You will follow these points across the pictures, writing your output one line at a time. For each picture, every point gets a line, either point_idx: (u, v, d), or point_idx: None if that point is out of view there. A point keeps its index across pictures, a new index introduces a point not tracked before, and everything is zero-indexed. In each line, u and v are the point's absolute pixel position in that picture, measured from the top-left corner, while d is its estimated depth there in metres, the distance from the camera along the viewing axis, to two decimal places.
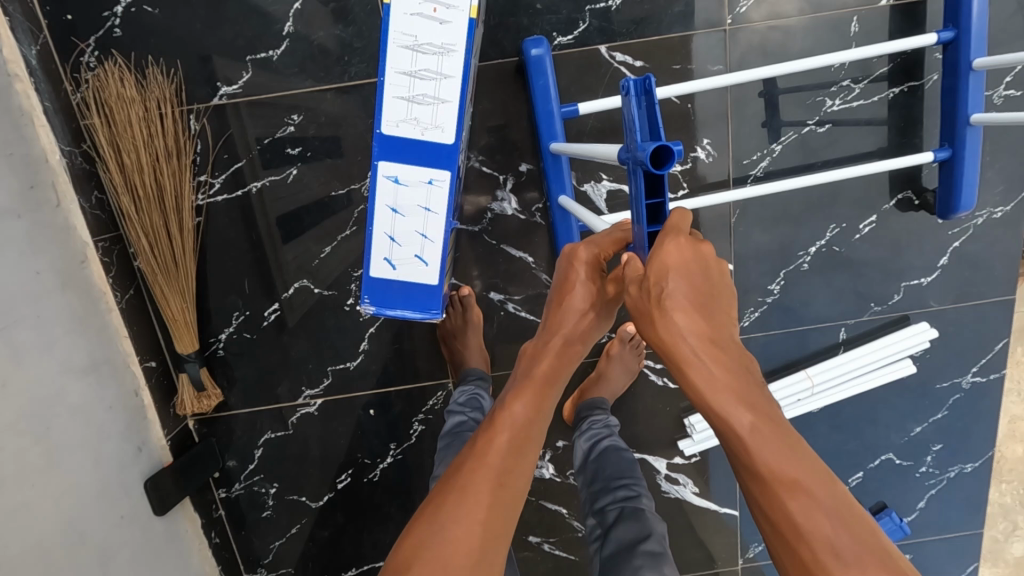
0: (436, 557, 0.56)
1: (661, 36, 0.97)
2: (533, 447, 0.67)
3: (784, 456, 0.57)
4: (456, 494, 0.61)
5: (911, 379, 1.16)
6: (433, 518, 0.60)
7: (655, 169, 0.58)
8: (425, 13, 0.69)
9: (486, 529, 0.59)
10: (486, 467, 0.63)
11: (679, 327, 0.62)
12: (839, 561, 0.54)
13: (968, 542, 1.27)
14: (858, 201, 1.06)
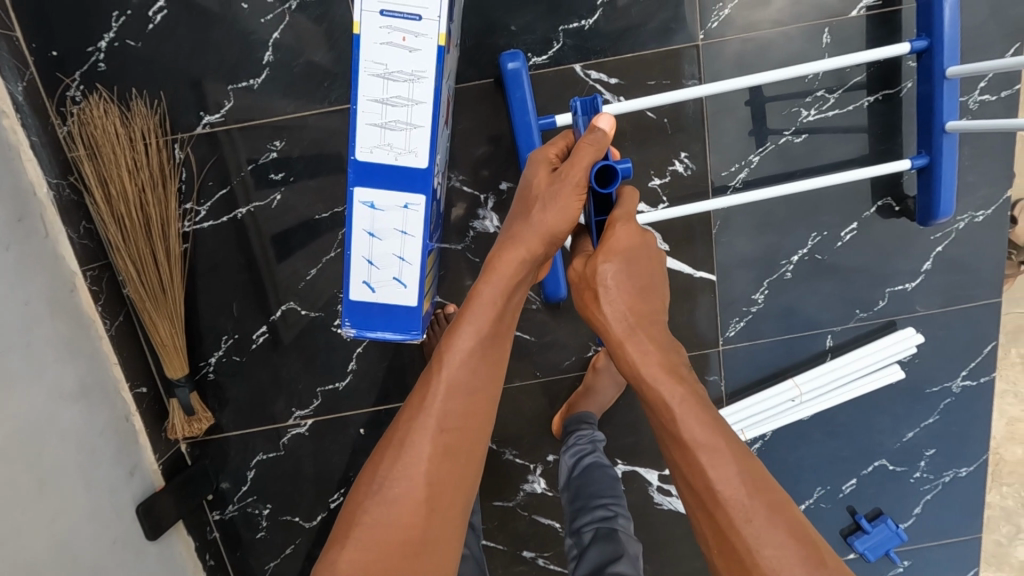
0: (377, 518, 0.54)
1: (636, 52, 0.97)
2: (480, 385, 0.60)
3: (708, 426, 0.58)
4: (396, 448, 0.57)
5: (902, 384, 1.16)
6: (374, 480, 0.56)
7: (601, 186, 0.67)
8: (395, 42, 0.71)
9: (429, 485, 0.56)
10: (429, 421, 0.57)
11: (609, 297, 0.65)
12: (750, 527, 0.54)
13: (967, 546, 1.26)
14: (839, 208, 1.06)
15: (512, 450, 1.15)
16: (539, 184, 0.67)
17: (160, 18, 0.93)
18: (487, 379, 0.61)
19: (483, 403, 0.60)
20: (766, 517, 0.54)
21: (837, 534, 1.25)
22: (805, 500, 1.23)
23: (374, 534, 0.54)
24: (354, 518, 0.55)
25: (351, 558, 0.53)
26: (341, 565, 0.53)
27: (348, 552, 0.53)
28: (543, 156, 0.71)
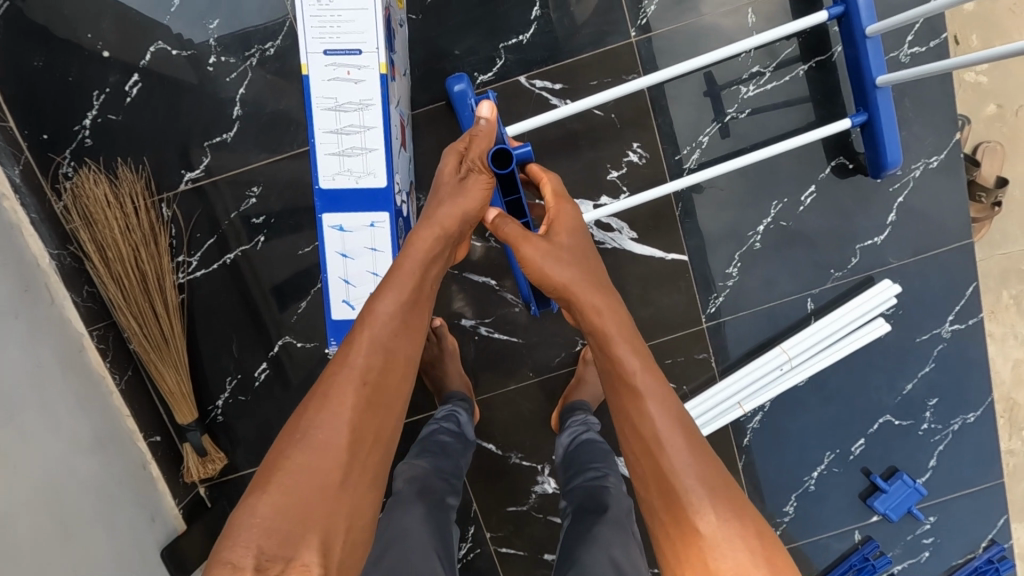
0: (300, 462, 0.57)
1: (574, 58, 1.04)
2: (404, 341, 0.66)
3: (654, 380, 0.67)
4: (318, 403, 0.60)
5: (892, 337, 1.17)
6: (298, 430, 0.59)
7: (498, 169, 0.79)
8: (342, 76, 0.78)
9: (352, 431, 0.59)
10: (352, 373, 0.61)
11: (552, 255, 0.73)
12: (681, 465, 0.62)
13: (990, 494, 1.25)
14: (795, 174, 1.10)
15: (518, 453, 1.17)
16: (448, 177, 0.78)
17: (136, 90, 1.01)
18: (408, 339, 0.66)
19: (403, 363, 0.65)
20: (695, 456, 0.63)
21: (855, 498, 1.24)
22: (817, 467, 1.22)
23: (295, 480, 0.56)
24: (275, 467, 0.57)
25: (270, 501, 0.55)
26: (258, 513, 0.54)
27: (267, 497, 0.55)
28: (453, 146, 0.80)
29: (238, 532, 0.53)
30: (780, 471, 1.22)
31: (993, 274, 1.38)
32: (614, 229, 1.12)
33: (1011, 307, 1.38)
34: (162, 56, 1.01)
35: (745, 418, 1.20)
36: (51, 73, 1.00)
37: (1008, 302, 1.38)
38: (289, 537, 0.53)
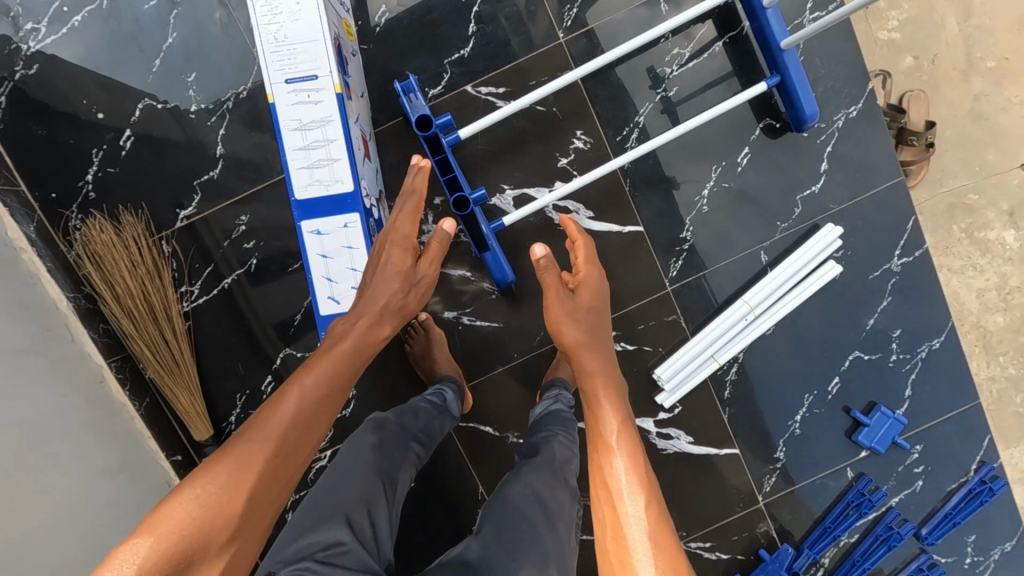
0: (183, 518, 0.60)
1: (512, 63, 1.16)
2: (317, 426, 0.72)
3: (626, 439, 0.91)
4: (218, 469, 0.64)
5: (847, 277, 1.25)
6: (194, 487, 0.62)
7: (419, 131, 0.98)
8: (303, 100, 0.89)
9: (249, 501, 0.63)
10: (261, 444, 0.67)
11: (568, 316, 1.02)
12: (626, 503, 0.84)
13: (969, 416, 1.31)
14: (728, 140, 1.20)
15: (515, 432, 1.25)
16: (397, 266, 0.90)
17: (130, 143, 1.13)
18: (320, 420, 0.73)
19: (310, 440, 0.71)
20: (642, 499, 0.84)
21: (841, 436, 1.30)
22: (799, 411, 1.29)
23: (178, 540, 0.59)
24: (160, 523, 0.60)
25: (149, 550, 0.58)
26: (130, 562, 0.57)
27: (144, 548, 0.58)
28: (399, 235, 0.91)
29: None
30: (764, 419, 1.29)
31: (941, 211, 1.47)
32: (571, 210, 1.21)
33: (963, 239, 1.47)
34: (150, 111, 1.13)
35: (723, 372, 1.27)
36: (53, 140, 1.12)
37: (960, 235, 1.47)
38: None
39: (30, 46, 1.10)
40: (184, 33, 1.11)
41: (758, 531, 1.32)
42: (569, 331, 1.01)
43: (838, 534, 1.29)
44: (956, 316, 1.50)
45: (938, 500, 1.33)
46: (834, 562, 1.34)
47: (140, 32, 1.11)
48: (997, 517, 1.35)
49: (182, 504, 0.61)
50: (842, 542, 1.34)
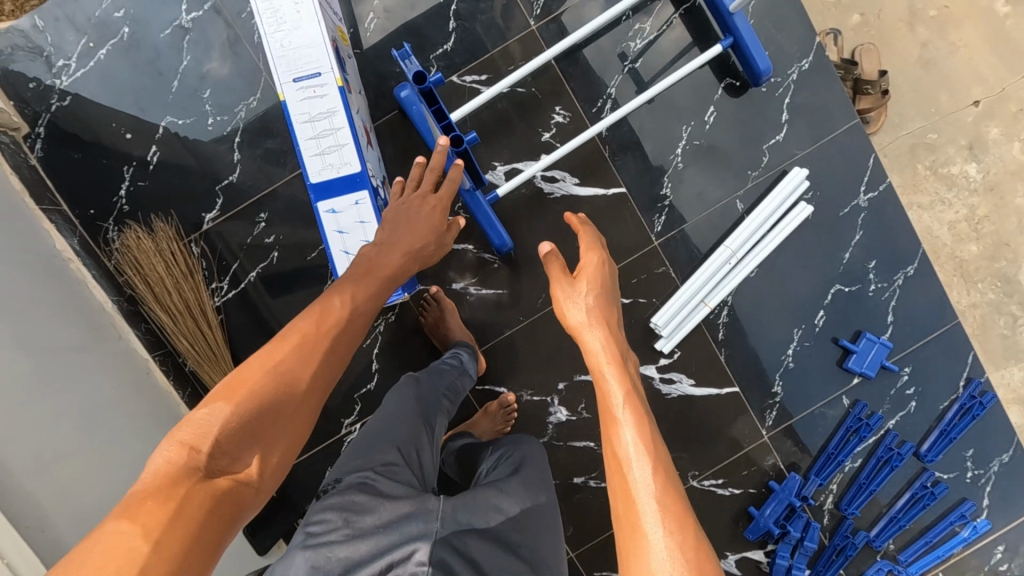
0: (259, 385, 0.71)
1: (491, 52, 1.28)
2: (358, 330, 0.86)
3: (635, 408, 0.86)
4: (284, 350, 0.75)
5: (820, 217, 1.35)
6: (262, 362, 0.73)
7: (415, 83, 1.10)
8: (310, 95, 1.01)
9: (312, 379, 0.76)
10: (313, 339, 0.78)
11: (569, 300, 1.03)
12: (637, 477, 0.79)
13: (951, 336, 1.39)
14: (694, 101, 1.32)
15: (528, 390, 1.35)
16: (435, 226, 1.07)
17: (157, 157, 1.24)
18: (357, 330, 0.86)
19: (350, 345, 0.84)
20: (653, 470, 0.80)
21: (833, 366, 1.39)
22: (790, 345, 1.38)
23: (255, 401, 0.69)
24: (236, 389, 0.69)
25: (229, 409, 0.67)
26: (215, 416, 0.67)
27: (228, 405, 0.68)
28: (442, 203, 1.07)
29: (192, 435, 0.64)
30: (759, 357, 1.38)
31: (904, 152, 1.58)
32: (558, 179, 1.31)
33: (928, 177, 1.57)
34: (173, 127, 1.24)
35: (714, 316, 1.37)
36: (87, 162, 1.23)
37: (925, 173, 1.58)
38: (238, 446, 0.67)
39: (63, 80, 1.21)
40: (196, 55, 1.22)
41: (767, 464, 1.40)
42: (573, 314, 1.01)
43: (842, 459, 1.37)
44: (932, 248, 1.60)
45: (933, 419, 1.41)
46: (842, 487, 1.42)
47: (158, 57, 1.22)
48: (990, 430, 1.43)
49: (253, 377, 0.71)
50: (847, 468, 1.42)
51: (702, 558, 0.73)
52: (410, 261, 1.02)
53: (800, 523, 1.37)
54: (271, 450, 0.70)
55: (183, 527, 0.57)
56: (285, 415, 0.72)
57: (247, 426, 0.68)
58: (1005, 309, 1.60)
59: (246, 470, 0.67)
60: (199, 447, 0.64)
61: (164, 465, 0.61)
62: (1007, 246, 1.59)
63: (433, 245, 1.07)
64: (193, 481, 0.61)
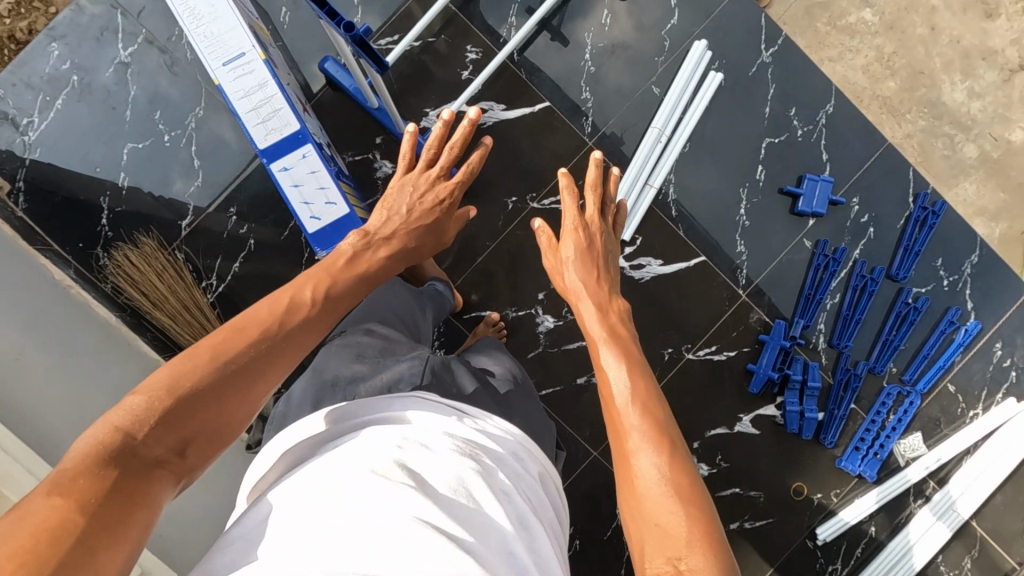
0: (208, 377, 0.67)
1: (397, 14, 1.41)
2: (320, 330, 0.85)
3: (618, 359, 0.95)
4: (240, 344, 0.72)
5: (732, 82, 1.46)
6: (216, 355, 0.69)
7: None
8: (240, 73, 1.14)
9: (264, 378, 0.73)
10: (271, 331, 0.76)
11: (561, 269, 1.19)
12: (625, 412, 0.85)
13: (886, 158, 1.48)
14: (589, 9, 1.44)
15: (512, 307, 1.44)
16: (425, 212, 1.15)
17: (127, 182, 1.36)
18: (320, 326, 0.85)
19: (310, 340, 0.82)
20: (638, 404, 0.85)
21: (786, 214, 1.47)
22: (741, 205, 1.47)
23: (199, 389, 0.66)
24: (178, 374, 0.66)
25: (169, 401, 0.64)
26: (152, 405, 0.63)
27: (167, 395, 0.64)
28: (431, 193, 1.16)
29: (125, 420, 0.61)
30: (715, 224, 1.47)
31: (801, 16, 1.68)
32: (486, 109, 1.43)
33: (830, 31, 1.68)
34: (134, 151, 1.36)
35: (664, 196, 1.46)
36: (65, 201, 1.34)
37: (826, 29, 1.68)
38: (177, 435, 0.64)
39: (31, 136, 1.34)
40: (141, 84, 1.36)
41: (753, 321, 1.47)
42: (570, 279, 1.16)
43: (821, 297, 1.45)
44: (854, 95, 1.69)
45: (895, 238, 1.48)
46: (830, 325, 1.48)
47: (109, 95, 1.35)
48: (952, 236, 1.49)
49: (203, 362, 0.68)
50: (829, 305, 1.49)
51: (685, 476, 0.75)
52: (401, 255, 1.10)
53: (799, 365, 1.43)
54: (211, 441, 0.67)
55: (101, 515, 0.54)
56: (232, 408, 0.69)
57: (187, 413, 0.65)
58: (939, 131, 1.67)
59: (180, 462, 0.64)
60: (131, 435, 0.61)
61: (93, 450, 0.59)
62: (922, 74, 1.68)
63: (425, 245, 1.16)
64: (118, 472, 0.58)
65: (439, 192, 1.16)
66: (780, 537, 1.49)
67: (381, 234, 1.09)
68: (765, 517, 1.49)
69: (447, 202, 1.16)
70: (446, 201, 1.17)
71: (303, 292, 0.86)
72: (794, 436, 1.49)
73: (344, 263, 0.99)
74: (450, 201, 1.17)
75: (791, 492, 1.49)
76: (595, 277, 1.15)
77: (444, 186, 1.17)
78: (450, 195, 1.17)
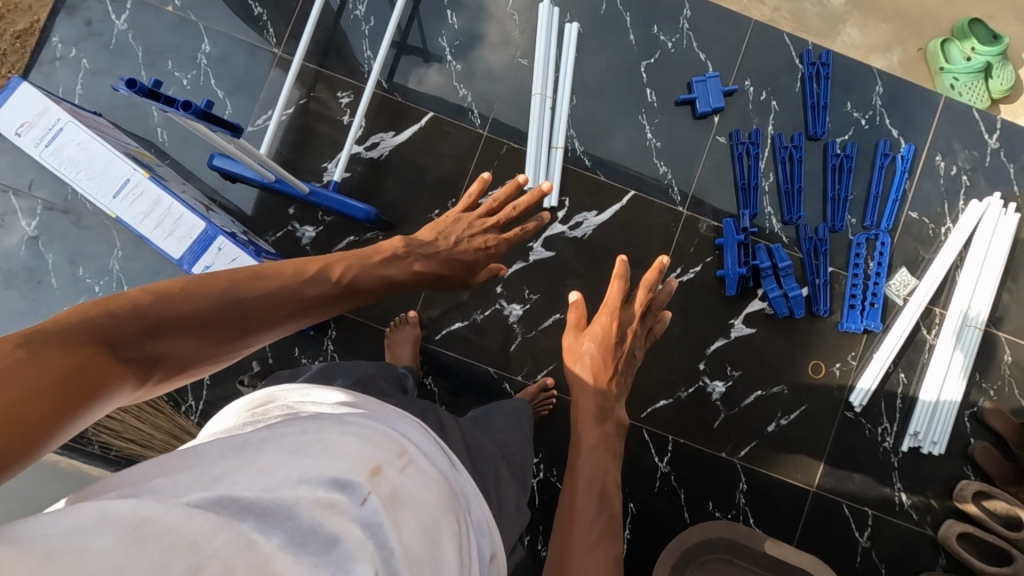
0: (212, 305, 0.73)
1: (263, 91, 1.44)
2: (324, 306, 0.92)
3: (592, 474, 1.05)
4: (254, 290, 0.80)
5: (588, 26, 1.51)
6: (227, 289, 0.76)
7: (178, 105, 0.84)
8: (133, 198, 1.17)
9: (255, 325, 0.79)
10: (286, 287, 0.84)
11: (573, 345, 1.23)
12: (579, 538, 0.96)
13: (758, 35, 1.51)
14: (433, 16, 1.49)
15: (477, 311, 1.46)
16: (467, 252, 1.22)
17: None
18: (331, 303, 0.94)
19: (316, 310, 0.91)
20: (592, 538, 0.96)
21: (691, 121, 1.50)
22: (646, 131, 1.49)
23: (199, 312, 0.72)
24: (189, 290, 0.72)
25: (168, 308, 0.69)
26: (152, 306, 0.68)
27: (170, 303, 0.69)
28: (477, 240, 1.23)
29: (123, 310, 0.65)
30: (629, 157, 1.49)
31: None
32: (379, 142, 1.46)
33: None
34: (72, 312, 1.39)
35: (573, 152, 1.49)
36: None
37: None
38: (159, 340, 0.68)
39: None
40: (56, 250, 1.39)
41: (704, 230, 1.48)
42: (581, 373, 1.18)
43: (755, 182, 1.46)
44: None
45: (800, 101, 1.51)
46: (776, 205, 1.50)
47: (31, 270, 1.39)
48: (849, 79, 1.53)
49: (217, 288, 0.75)
50: (767, 186, 1.50)
51: None
52: (429, 275, 1.16)
53: (763, 253, 1.44)
54: (180, 362, 0.71)
55: (65, 378, 0.55)
56: (213, 338, 0.74)
57: (173, 329, 0.69)
58: None
59: (145, 369, 0.68)
60: (117, 324, 0.64)
61: (85, 319, 0.62)
62: None
63: (457, 273, 1.22)
64: (96, 354, 0.61)
65: (484, 236, 1.25)
66: (818, 420, 1.47)
67: (423, 248, 1.16)
68: (797, 407, 1.47)
69: (493, 248, 1.24)
70: (491, 248, 1.24)
71: (331, 271, 0.96)
72: (790, 320, 1.48)
73: (379, 258, 1.07)
74: (493, 244, 1.24)
75: (810, 372, 1.48)
76: (609, 374, 1.17)
77: (493, 236, 1.25)
78: (499, 243, 1.25)
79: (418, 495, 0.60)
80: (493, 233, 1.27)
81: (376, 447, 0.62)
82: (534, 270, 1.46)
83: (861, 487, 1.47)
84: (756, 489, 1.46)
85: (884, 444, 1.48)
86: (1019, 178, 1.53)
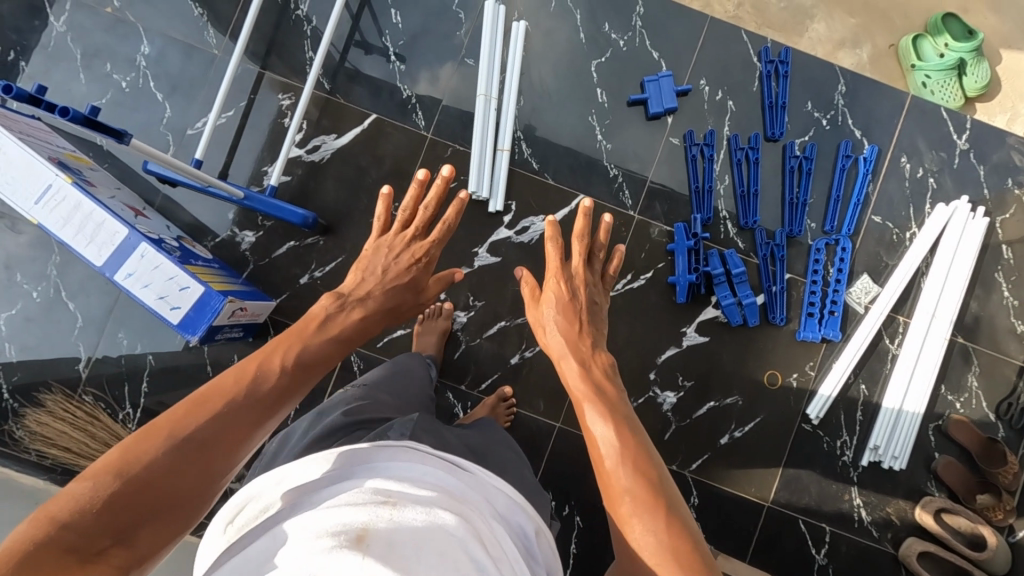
0: (159, 461, 0.66)
1: (203, 93, 1.42)
2: (283, 397, 0.82)
3: (601, 420, 0.94)
4: (198, 420, 0.71)
5: (537, 24, 1.46)
6: (170, 435, 0.68)
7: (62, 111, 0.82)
8: (55, 205, 1.14)
9: (221, 455, 0.71)
10: (235, 400, 0.76)
11: (542, 323, 1.16)
12: (615, 472, 0.85)
13: (713, 32, 1.46)
14: (376, 15, 1.45)
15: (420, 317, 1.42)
16: (407, 273, 1.15)
17: (14, 351, 1.37)
18: (292, 390, 0.84)
19: (280, 404, 0.81)
20: (631, 461, 0.85)
21: (643, 122, 1.45)
22: (596, 132, 1.45)
23: (151, 473, 0.65)
24: (130, 457, 0.65)
25: (114, 489, 0.62)
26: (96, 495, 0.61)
27: (114, 482, 0.63)
28: (410, 253, 1.17)
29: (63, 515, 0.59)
30: (578, 159, 1.44)
31: None
32: (320, 145, 1.43)
33: None
34: (11, 320, 1.37)
35: (520, 154, 1.44)
36: None
37: None
38: (123, 521, 0.61)
39: None
40: None
41: (656, 235, 1.43)
42: (553, 341, 1.12)
43: (709, 185, 1.41)
44: None
45: (757, 100, 1.45)
46: (732, 208, 1.44)
47: None
48: (810, 78, 1.47)
49: (157, 440, 0.67)
50: (723, 189, 1.45)
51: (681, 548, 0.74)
52: (375, 316, 1.08)
53: (716, 258, 1.39)
54: (164, 526, 0.64)
55: None
56: (188, 488, 0.66)
57: (135, 505, 0.63)
58: None
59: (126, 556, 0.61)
60: (69, 532, 0.58)
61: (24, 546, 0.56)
62: None
63: (404, 300, 1.15)
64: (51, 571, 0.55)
65: (416, 249, 1.17)
66: (774, 432, 1.42)
67: (354, 296, 1.08)
68: (752, 418, 1.42)
69: (426, 259, 1.17)
70: (425, 260, 1.17)
71: (274, 359, 0.86)
72: (744, 328, 1.43)
73: (317, 325, 0.98)
74: (425, 256, 1.17)
75: (765, 382, 1.42)
76: (577, 331, 1.12)
77: (420, 246, 1.18)
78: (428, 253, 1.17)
79: (414, 533, 0.61)
80: (418, 242, 1.19)
81: (357, 511, 0.62)
82: (479, 276, 1.42)
83: (818, 501, 1.41)
84: (709, 503, 1.41)
85: (843, 458, 1.42)
86: (988, 180, 1.47)
